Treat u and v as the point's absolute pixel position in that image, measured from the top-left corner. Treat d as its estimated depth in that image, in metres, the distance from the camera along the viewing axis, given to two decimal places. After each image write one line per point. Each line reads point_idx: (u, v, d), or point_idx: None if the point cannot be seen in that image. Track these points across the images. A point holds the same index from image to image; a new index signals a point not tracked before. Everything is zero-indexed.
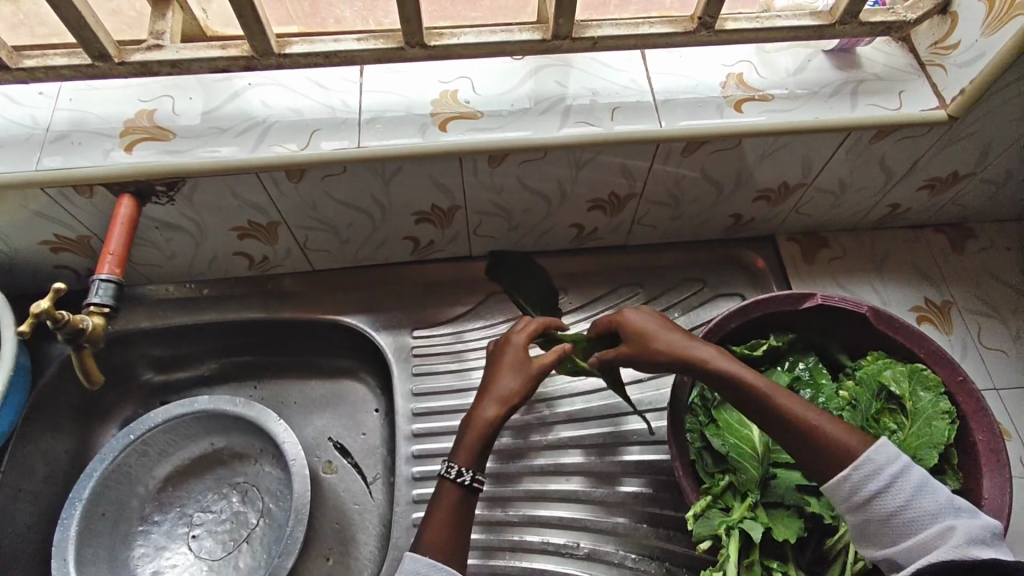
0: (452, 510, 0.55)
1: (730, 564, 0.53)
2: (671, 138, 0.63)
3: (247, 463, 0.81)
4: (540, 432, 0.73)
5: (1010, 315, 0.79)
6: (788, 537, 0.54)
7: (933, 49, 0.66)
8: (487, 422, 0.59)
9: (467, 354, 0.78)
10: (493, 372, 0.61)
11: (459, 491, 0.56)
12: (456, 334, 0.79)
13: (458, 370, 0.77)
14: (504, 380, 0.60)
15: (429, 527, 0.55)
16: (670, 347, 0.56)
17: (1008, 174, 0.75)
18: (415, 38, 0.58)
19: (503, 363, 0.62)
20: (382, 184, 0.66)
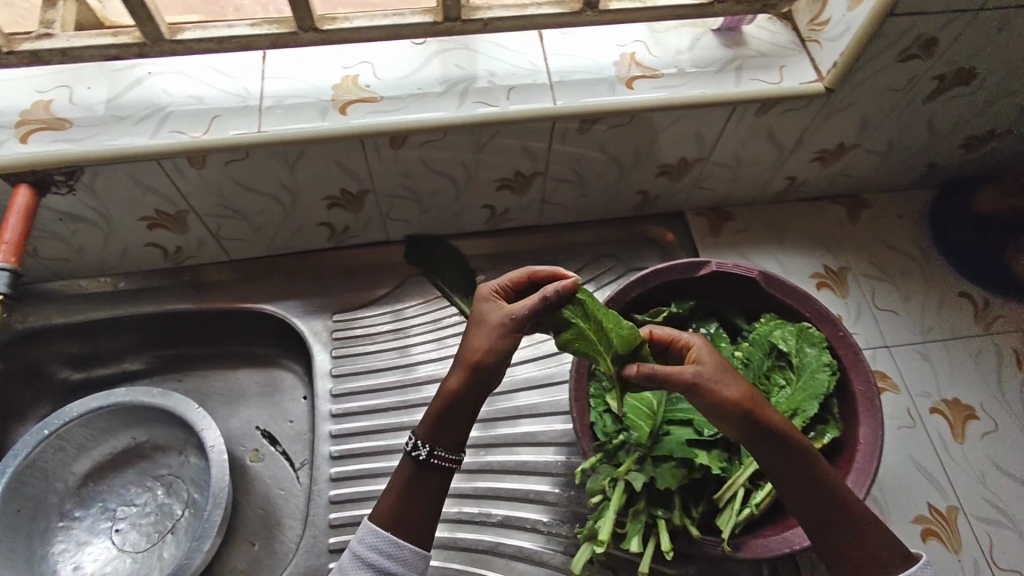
0: (408, 485, 0.56)
1: (609, 512, 0.58)
2: (565, 116, 0.66)
3: (170, 454, 0.82)
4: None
5: (901, 277, 0.84)
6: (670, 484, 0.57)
7: (811, 26, 0.70)
8: (449, 391, 0.57)
9: (408, 330, 0.81)
10: (466, 335, 0.58)
11: (418, 467, 0.56)
12: (394, 315, 0.82)
13: (398, 347, 0.80)
14: (473, 342, 0.57)
15: (385, 499, 0.57)
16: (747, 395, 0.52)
17: (891, 144, 0.80)
18: (307, 21, 0.59)
19: (475, 330, 0.58)
20: (287, 168, 0.67)
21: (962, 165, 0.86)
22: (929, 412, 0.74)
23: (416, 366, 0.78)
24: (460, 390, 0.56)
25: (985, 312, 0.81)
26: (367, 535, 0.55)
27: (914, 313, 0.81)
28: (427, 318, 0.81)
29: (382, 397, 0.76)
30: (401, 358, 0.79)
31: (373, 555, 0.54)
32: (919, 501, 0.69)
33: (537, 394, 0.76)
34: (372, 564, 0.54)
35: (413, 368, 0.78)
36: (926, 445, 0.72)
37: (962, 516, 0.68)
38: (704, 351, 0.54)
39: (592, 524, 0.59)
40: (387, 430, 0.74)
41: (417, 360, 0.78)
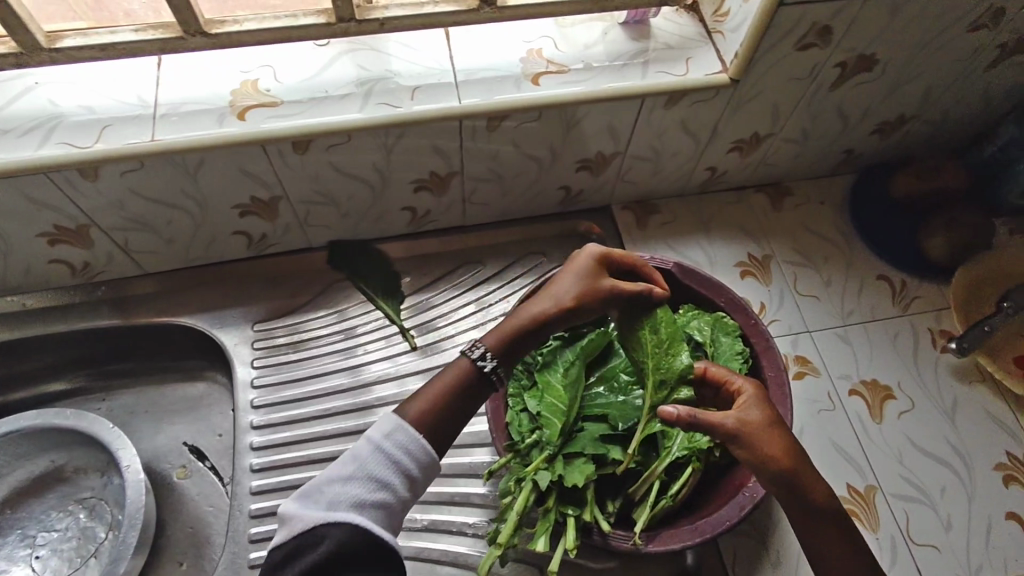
0: (463, 389, 0.56)
1: (516, 512, 0.57)
2: (471, 114, 0.65)
3: (91, 476, 0.79)
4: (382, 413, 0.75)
5: (823, 262, 0.85)
6: (577, 481, 0.57)
7: (714, 18, 0.71)
8: (529, 319, 0.58)
9: (355, 330, 0.80)
10: (568, 273, 0.60)
11: (476, 380, 0.56)
12: (338, 315, 0.81)
13: (346, 348, 0.79)
14: (565, 286, 0.59)
15: (424, 395, 0.55)
16: (784, 451, 0.53)
17: (805, 132, 0.81)
18: (193, 26, 0.57)
19: (567, 276, 0.59)
20: (189, 178, 0.65)
21: (878, 150, 0.88)
22: (848, 394, 0.75)
23: (365, 367, 0.78)
24: (539, 324, 0.58)
25: (902, 294, 0.83)
26: (396, 431, 0.52)
27: (835, 298, 0.82)
28: (374, 317, 0.81)
29: (305, 406, 0.76)
30: (326, 364, 0.78)
31: (397, 453, 0.51)
32: (838, 482, 0.70)
33: None
34: (394, 460, 0.51)
35: (362, 370, 0.78)
36: (847, 427, 0.73)
37: (880, 494, 0.70)
38: (754, 402, 0.55)
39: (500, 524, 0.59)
40: (310, 439, 0.74)
41: (365, 361, 0.78)
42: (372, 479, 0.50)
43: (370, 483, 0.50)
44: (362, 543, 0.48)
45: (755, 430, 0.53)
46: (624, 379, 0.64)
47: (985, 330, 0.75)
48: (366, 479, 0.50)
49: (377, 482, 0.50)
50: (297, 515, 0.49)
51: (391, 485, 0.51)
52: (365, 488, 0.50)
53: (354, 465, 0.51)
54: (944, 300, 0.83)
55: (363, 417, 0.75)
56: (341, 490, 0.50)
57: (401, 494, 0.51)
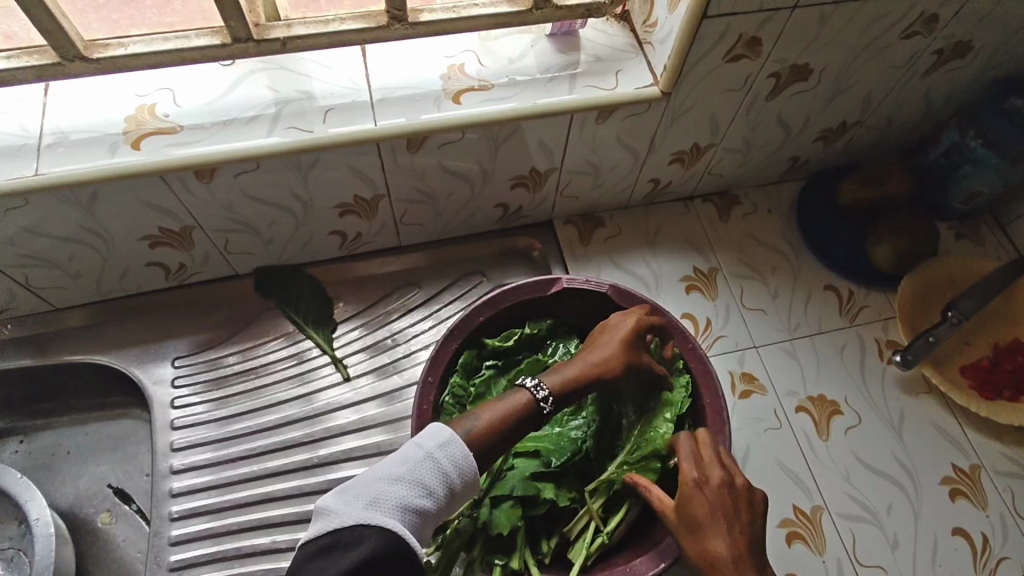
0: (523, 420, 0.53)
1: (442, 562, 0.55)
2: (388, 136, 0.61)
3: (8, 527, 0.75)
4: (313, 449, 0.72)
5: (771, 273, 0.83)
6: (503, 529, 0.54)
7: (644, 27, 0.68)
8: (585, 374, 0.55)
9: (308, 354, 0.77)
10: (619, 333, 0.58)
11: (536, 419, 0.54)
12: (288, 339, 0.77)
13: (299, 375, 0.75)
14: (609, 350, 0.57)
15: (487, 419, 0.51)
16: (719, 558, 0.49)
17: (746, 142, 0.78)
18: (71, 51, 0.53)
19: (615, 335, 0.58)
20: (86, 212, 0.61)
21: (824, 156, 0.86)
22: (795, 411, 0.74)
23: (318, 395, 0.75)
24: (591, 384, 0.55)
25: (849, 303, 0.81)
26: (452, 441, 0.48)
27: (783, 310, 0.80)
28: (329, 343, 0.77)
29: (228, 447, 0.72)
30: (263, 398, 0.74)
31: (449, 463, 0.47)
32: (784, 505, 0.68)
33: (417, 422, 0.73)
34: (443, 469, 0.47)
35: (315, 398, 0.74)
36: (793, 446, 0.71)
37: (826, 515, 0.68)
38: (711, 495, 0.52)
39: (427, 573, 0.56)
40: (234, 483, 0.70)
41: (318, 389, 0.75)
42: (420, 484, 0.46)
43: (414, 486, 0.45)
44: (398, 549, 0.42)
45: (696, 527, 0.51)
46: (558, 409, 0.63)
47: (929, 340, 0.73)
48: (412, 482, 0.46)
49: (422, 489, 0.46)
50: (332, 510, 0.43)
51: (437, 494, 0.46)
52: (411, 492, 0.45)
53: (401, 466, 0.46)
54: (891, 309, 0.81)
55: (292, 455, 0.71)
56: (385, 489, 0.45)
57: (442, 504, 0.47)
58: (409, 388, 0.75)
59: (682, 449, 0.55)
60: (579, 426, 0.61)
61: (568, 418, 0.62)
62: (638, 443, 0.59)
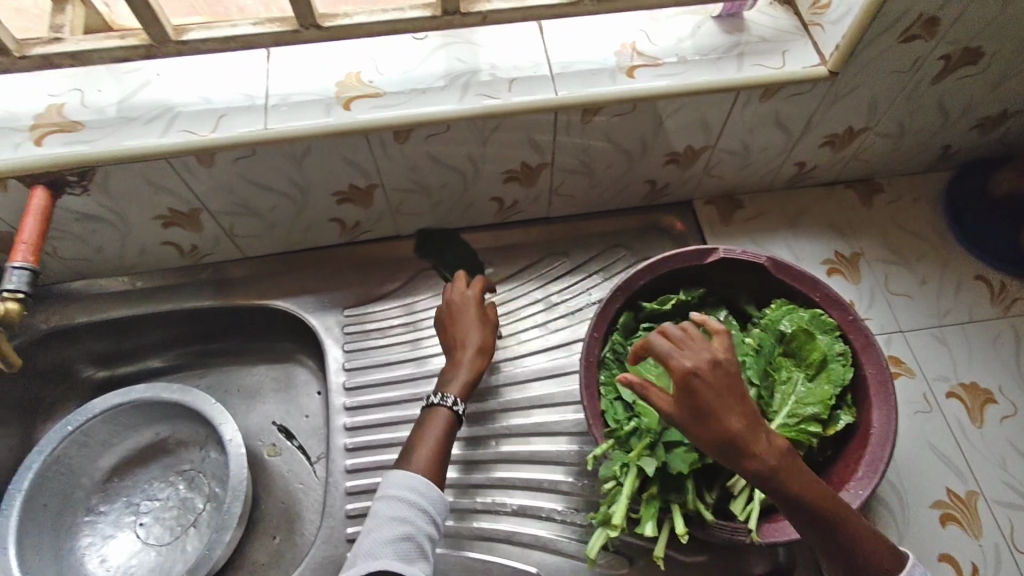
0: (446, 431, 0.66)
1: (622, 498, 0.58)
2: (568, 106, 0.66)
3: (192, 450, 0.84)
4: None
5: (916, 260, 0.82)
6: (684, 467, 0.56)
7: (812, 10, 0.70)
8: (478, 361, 0.72)
9: (420, 322, 0.82)
10: (482, 319, 0.74)
11: (456, 421, 0.68)
12: (405, 307, 0.83)
13: (411, 340, 0.81)
14: (477, 334, 0.73)
15: (423, 452, 0.64)
16: (739, 434, 0.50)
17: (901, 128, 0.79)
18: (308, 20, 0.60)
19: (471, 319, 0.74)
20: (297, 167, 0.69)
21: (976, 147, 0.85)
22: (945, 396, 0.73)
23: (429, 359, 0.79)
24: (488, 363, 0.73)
25: (1002, 294, 0.80)
26: (398, 478, 0.61)
27: (930, 297, 0.80)
28: None
29: (397, 389, 0.78)
30: (383, 356, 0.80)
31: (405, 492, 0.60)
32: (936, 486, 0.68)
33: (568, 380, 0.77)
34: (403, 501, 0.60)
35: (426, 361, 0.79)
36: (944, 430, 0.71)
37: (982, 500, 0.67)
38: (707, 375, 0.51)
39: (603, 511, 0.60)
40: (400, 422, 0.76)
41: (428, 353, 0.80)
42: (394, 519, 0.59)
43: (391, 523, 0.58)
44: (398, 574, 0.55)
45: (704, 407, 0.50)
46: None
47: None
48: (389, 520, 0.59)
49: (396, 521, 0.58)
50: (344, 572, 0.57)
51: (410, 519, 0.59)
52: (390, 528, 0.58)
53: (376, 516, 0.59)
54: None
55: None
56: (371, 537, 0.58)
57: (423, 524, 0.59)
58: (554, 350, 0.79)
59: (659, 341, 0.53)
60: (738, 387, 0.65)
61: None
62: (793, 410, 0.62)
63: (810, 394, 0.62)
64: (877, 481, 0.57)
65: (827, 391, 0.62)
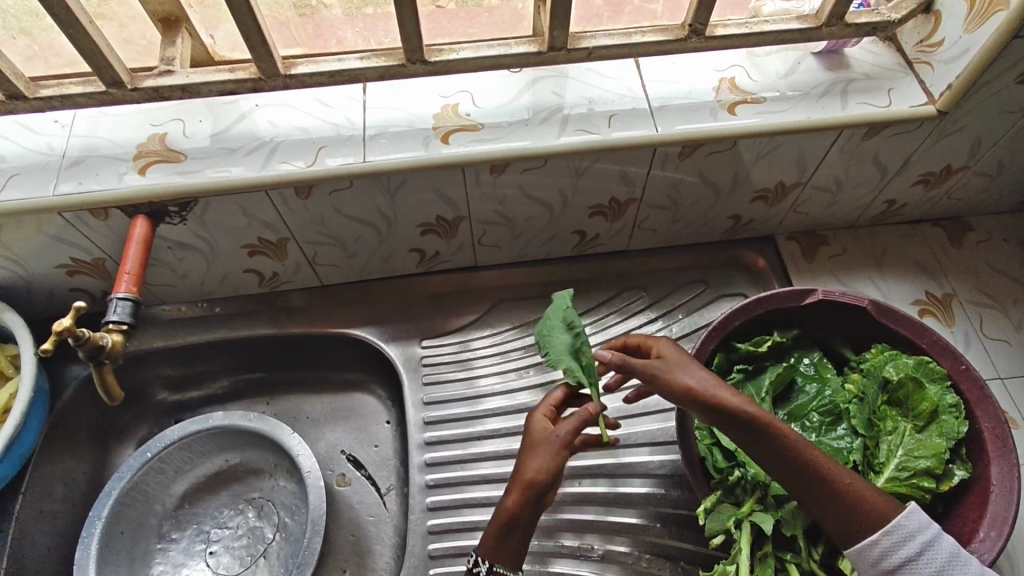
0: None
1: (742, 557, 0.54)
2: (668, 142, 0.65)
3: (261, 478, 0.83)
4: (499, 443, 0.75)
5: (1011, 304, 0.79)
6: (798, 527, 0.54)
7: (920, 47, 0.68)
8: (508, 511, 0.54)
9: (474, 362, 0.80)
10: (519, 454, 0.57)
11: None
12: (462, 343, 0.81)
13: (465, 378, 0.79)
14: (528, 464, 0.55)
15: None
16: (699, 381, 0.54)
17: (1000, 167, 0.76)
18: (416, 54, 0.60)
19: (525, 444, 0.57)
20: (388, 198, 0.68)
21: None
22: None
23: (482, 399, 0.78)
24: (522, 509, 0.54)
25: None
26: None
27: None
28: (493, 350, 0.81)
29: (477, 425, 0.76)
30: (439, 394, 0.78)
31: None
32: None
33: (654, 420, 0.75)
34: None
35: (479, 401, 0.78)
36: None
37: None
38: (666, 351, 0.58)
39: (721, 568, 0.55)
40: (480, 459, 0.74)
41: (484, 393, 0.78)
42: None
43: None
44: None
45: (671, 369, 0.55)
46: (817, 418, 0.65)
47: None
48: None
49: None
50: None
51: None
52: None
53: None
54: None
55: (499, 442, 0.75)
56: None
57: None
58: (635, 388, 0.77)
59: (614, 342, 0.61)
60: (843, 436, 0.64)
61: (828, 428, 0.65)
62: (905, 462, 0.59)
63: (921, 445, 0.59)
64: (1003, 543, 0.54)
65: (940, 444, 0.59)
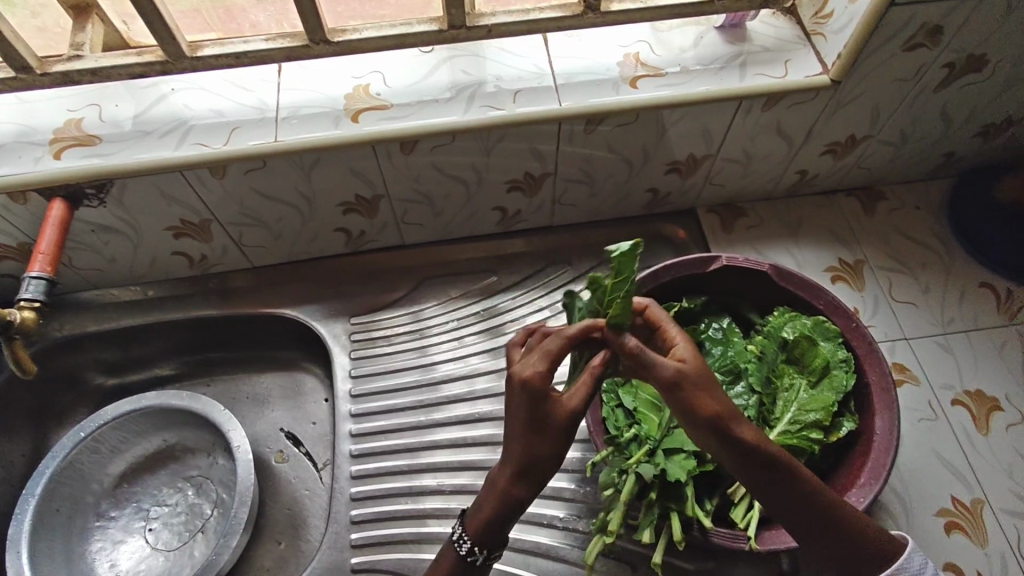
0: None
1: (622, 506, 0.58)
2: (571, 116, 0.67)
3: (199, 456, 0.85)
4: (427, 412, 0.78)
5: (920, 268, 0.82)
6: (680, 476, 0.55)
7: (815, 19, 0.71)
8: (522, 501, 0.52)
9: (427, 329, 0.83)
10: (531, 437, 0.50)
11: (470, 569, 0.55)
12: (412, 316, 0.84)
13: (418, 347, 0.82)
14: (543, 448, 0.50)
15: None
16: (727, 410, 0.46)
17: (903, 136, 0.79)
18: (318, 35, 0.62)
19: (531, 422, 0.50)
20: (304, 176, 0.70)
21: (979, 153, 0.85)
22: (951, 404, 0.73)
23: (437, 365, 0.81)
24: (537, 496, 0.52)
25: (1008, 302, 0.79)
26: None
27: (935, 304, 0.80)
28: (444, 317, 0.84)
29: (406, 395, 0.80)
30: (379, 364, 0.82)
31: None
32: (941, 495, 0.68)
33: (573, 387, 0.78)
34: None
35: (434, 367, 0.81)
36: (949, 438, 0.71)
37: (988, 508, 0.67)
38: (686, 356, 0.48)
39: (603, 517, 0.60)
40: (405, 429, 0.77)
41: (436, 359, 0.81)
42: None
43: None
44: None
45: (696, 382, 0.46)
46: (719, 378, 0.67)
47: None
48: None
49: None
50: None
51: None
52: None
53: None
54: None
55: (423, 413, 0.78)
56: None
57: None
58: None
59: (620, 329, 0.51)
60: (741, 395, 0.66)
61: (728, 386, 0.67)
62: (796, 414, 0.62)
63: (812, 400, 0.62)
64: (869, 498, 0.57)
65: (830, 397, 0.62)
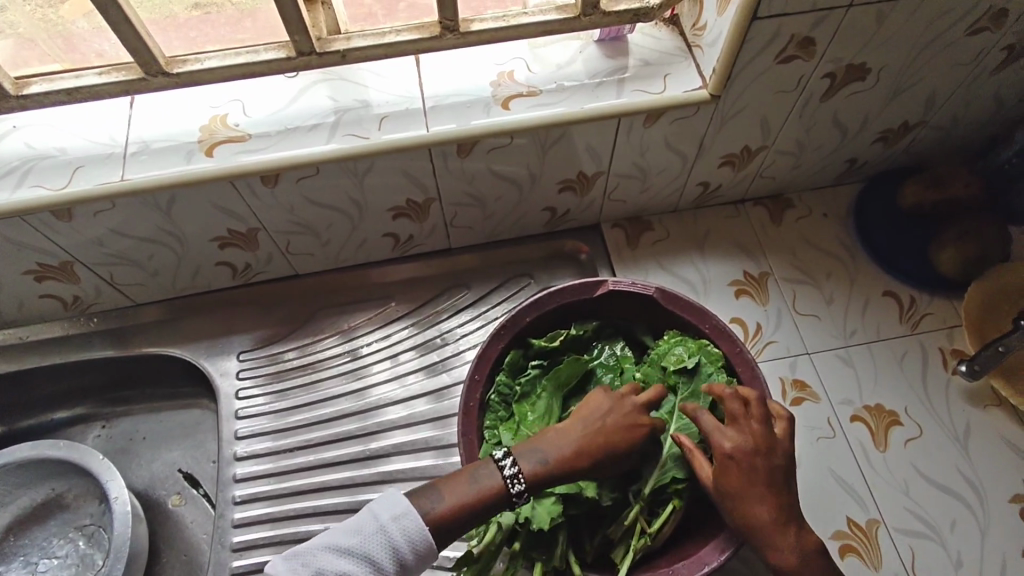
0: (477, 509, 0.52)
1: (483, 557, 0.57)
2: (439, 142, 0.64)
3: (92, 504, 0.81)
4: (365, 443, 0.76)
5: (825, 278, 0.80)
6: (543, 524, 0.55)
7: (694, 31, 0.68)
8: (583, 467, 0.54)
9: (361, 353, 0.80)
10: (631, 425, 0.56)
11: (500, 507, 0.53)
12: (343, 336, 0.82)
13: (355, 372, 0.80)
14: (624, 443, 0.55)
15: (450, 502, 0.51)
16: (749, 521, 0.52)
17: (800, 145, 0.77)
18: (154, 67, 0.58)
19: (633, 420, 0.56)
20: (163, 214, 0.66)
21: (884, 157, 0.82)
22: (849, 421, 0.72)
23: (370, 390, 0.79)
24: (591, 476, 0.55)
25: (910, 310, 0.78)
26: (405, 514, 0.50)
27: (837, 317, 0.78)
28: (382, 349, 0.80)
29: (297, 434, 0.77)
30: (275, 403, 0.79)
31: (399, 537, 0.50)
32: (837, 518, 0.67)
33: None
34: (392, 543, 0.49)
35: (367, 393, 0.78)
36: (848, 458, 0.70)
37: (883, 529, 0.66)
38: (735, 464, 0.53)
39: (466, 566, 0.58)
40: (292, 472, 0.75)
41: (374, 382, 0.79)
42: (366, 558, 0.49)
43: (353, 553, 0.49)
44: None
45: (723, 490, 0.54)
46: None
47: (998, 350, 0.68)
48: (353, 551, 0.49)
49: (367, 561, 0.49)
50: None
51: (383, 568, 0.49)
52: (356, 567, 0.48)
53: (352, 539, 0.49)
54: (957, 317, 0.77)
55: (352, 446, 0.76)
56: (329, 562, 0.48)
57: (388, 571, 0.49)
58: (459, 386, 0.78)
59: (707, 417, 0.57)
60: None
61: None
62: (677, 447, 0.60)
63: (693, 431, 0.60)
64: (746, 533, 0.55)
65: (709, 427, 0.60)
